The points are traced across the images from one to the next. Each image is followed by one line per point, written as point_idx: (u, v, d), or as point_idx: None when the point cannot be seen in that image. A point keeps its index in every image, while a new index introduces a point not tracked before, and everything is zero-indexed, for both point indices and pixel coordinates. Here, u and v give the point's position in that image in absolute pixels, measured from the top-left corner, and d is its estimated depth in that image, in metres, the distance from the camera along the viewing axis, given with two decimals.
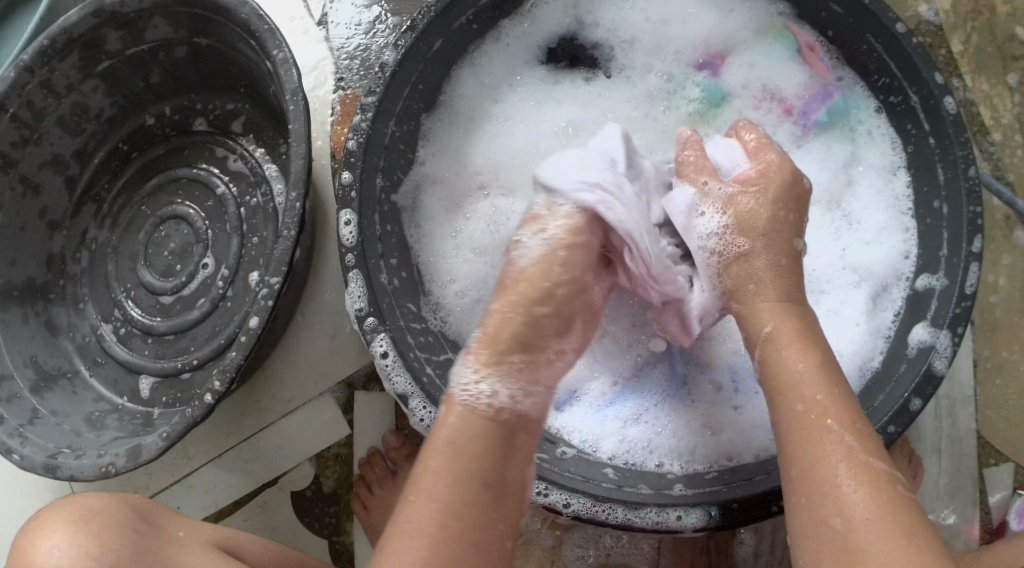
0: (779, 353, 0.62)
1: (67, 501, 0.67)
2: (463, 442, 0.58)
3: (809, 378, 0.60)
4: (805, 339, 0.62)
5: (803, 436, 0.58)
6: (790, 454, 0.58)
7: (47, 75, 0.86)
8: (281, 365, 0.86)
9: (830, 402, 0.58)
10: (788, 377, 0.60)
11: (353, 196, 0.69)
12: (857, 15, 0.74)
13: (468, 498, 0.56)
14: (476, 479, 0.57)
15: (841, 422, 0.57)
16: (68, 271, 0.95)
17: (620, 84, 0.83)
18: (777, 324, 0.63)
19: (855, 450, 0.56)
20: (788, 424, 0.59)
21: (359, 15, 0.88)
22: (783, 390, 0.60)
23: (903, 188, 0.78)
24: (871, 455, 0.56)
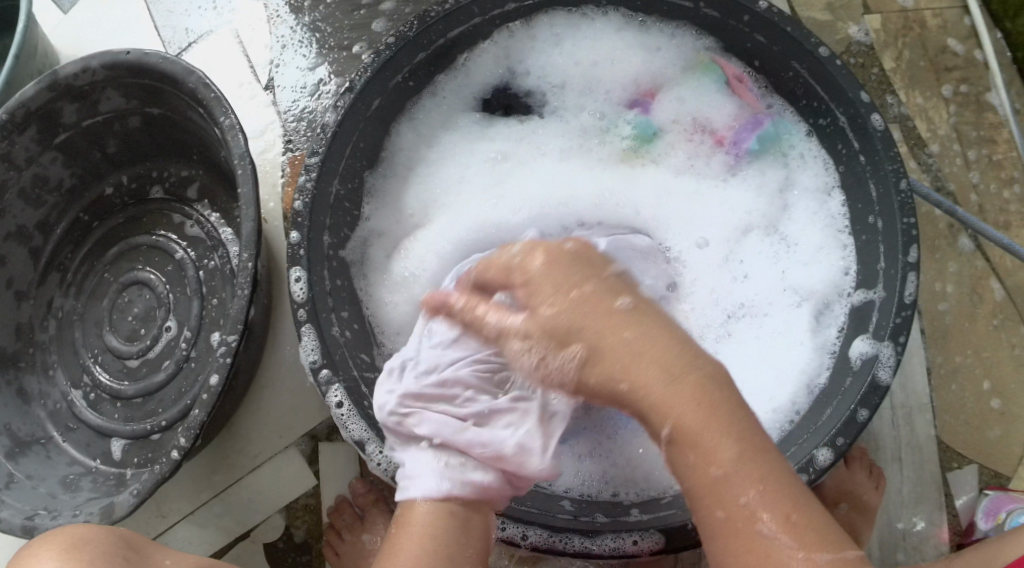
0: (688, 456, 0.56)
1: (58, 532, 0.66)
2: (427, 528, 0.62)
3: (735, 477, 0.55)
4: (715, 422, 0.56)
5: (738, 546, 0.55)
6: (723, 557, 0.56)
7: (7, 147, 0.87)
8: (247, 420, 0.88)
9: (762, 496, 0.55)
10: (706, 479, 0.56)
11: (302, 254, 0.71)
12: (781, 43, 0.78)
13: (439, 527, 0.62)
14: (445, 511, 0.63)
15: (777, 515, 0.55)
16: (37, 339, 0.97)
17: (555, 124, 0.87)
18: (675, 421, 0.56)
19: (795, 549, 0.54)
20: (723, 530, 0.56)
21: (303, 78, 0.92)
22: (704, 494, 0.56)
23: (838, 207, 0.80)
24: (813, 550, 0.54)
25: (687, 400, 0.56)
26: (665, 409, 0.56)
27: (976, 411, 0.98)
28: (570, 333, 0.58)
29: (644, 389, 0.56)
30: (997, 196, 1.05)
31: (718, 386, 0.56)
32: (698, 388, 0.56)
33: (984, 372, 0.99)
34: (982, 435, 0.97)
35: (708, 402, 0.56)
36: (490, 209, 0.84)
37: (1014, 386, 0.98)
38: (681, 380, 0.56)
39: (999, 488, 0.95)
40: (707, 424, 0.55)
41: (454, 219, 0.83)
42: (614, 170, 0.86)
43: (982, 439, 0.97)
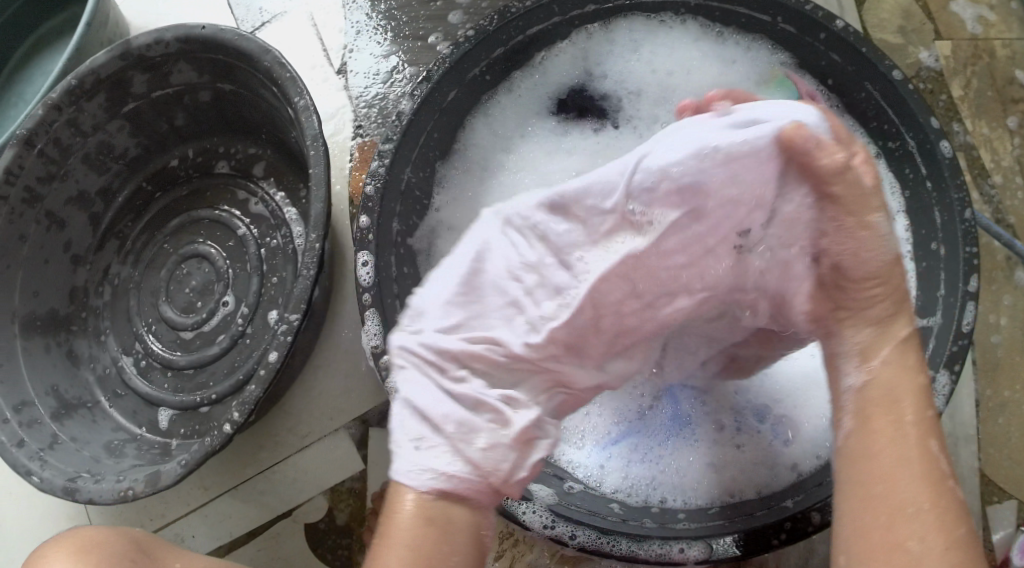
0: (895, 401, 0.63)
1: (71, 534, 0.66)
2: (413, 526, 0.59)
3: (916, 427, 0.61)
4: (914, 390, 0.63)
5: (884, 450, 0.61)
6: (866, 462, 0.61)
7: (74, 113, 0.89)
8: (298, 400, 0.89)
9: (924, 422, 0.62)
10: (883, 393, 0.63)
11: (371, 237, 0.72)
12: (856, 64, 0.77)
13: (419, 539, 0.59)
14: (422, 524, 0.59)
15: (936, 445, 0.61)
16: (90, 303, 0.98)
17: (627, 134, 0.85)
18: (914, 381, 0.64)
19: (938, 475, 0.60)
20: (884, 456, 0.61)
21: (377, 65, 0.93)
22: (879, 404, 0.63)
23: (903, 232, 0.79)
24: (949, 481, 0.60)
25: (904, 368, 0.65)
26: (894, 356, 0.65)
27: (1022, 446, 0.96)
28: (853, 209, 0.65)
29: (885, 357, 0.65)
30: None
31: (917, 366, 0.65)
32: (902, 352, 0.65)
33: None
34: None
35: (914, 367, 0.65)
36: None
37: None
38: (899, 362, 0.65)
39: None
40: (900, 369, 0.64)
41: None
42: None
43: None
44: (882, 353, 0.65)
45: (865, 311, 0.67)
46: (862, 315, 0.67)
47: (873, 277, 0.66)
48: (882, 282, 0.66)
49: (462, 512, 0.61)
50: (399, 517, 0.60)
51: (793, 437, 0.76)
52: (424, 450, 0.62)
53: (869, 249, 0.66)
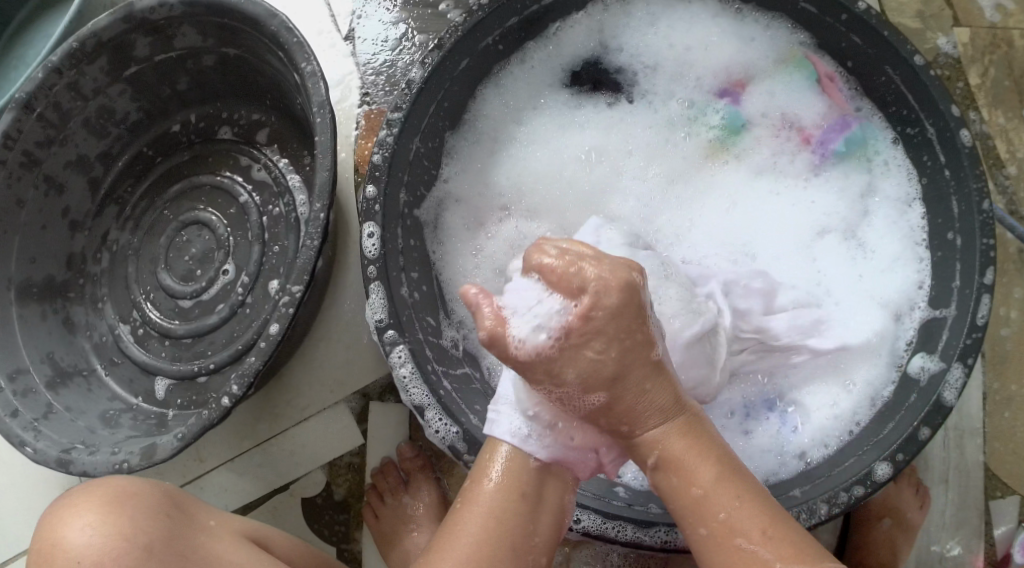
0: (671, 478, 0.62)
1: (98, 485, 0.66)
2: (504, 480, 0.63)
3: (711, 495, 0.61)
4: (695, 451, 0.62)
5: (721, 559, 0.60)
6: (708, 565, 0.61)
7: (75, 77, 0.87)
8: (297, 374, 0.88)
9: (738, 511, 0.60)
10: (691, 497, 0.61)
11: (377, 209, 0.70)
12: (876, 47, 0.75)
13: (508, 506, 0.62)
14: (518, 495, 0.63)
15: (755, 532, 0.59)
16: (88, 270, 0.97)
17: (642, 110, 0.84)
18: (661, 450, 0.62)
19: (776, 559, 0.58)
20: (705, 541, 0.61)
21: (386, 32, 0.91)
22: (690, 510, 0.61)
23: (918, 220, 0.78)
24: (795, 560, 0.58)
25: (675, 429, 0.62)
26: (664, 439, 0.62)
27: None
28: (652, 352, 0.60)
29: (641, 418, 0.62)
30: None
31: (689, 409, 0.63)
32: (681, 429, 0.62)
33: None
34: None
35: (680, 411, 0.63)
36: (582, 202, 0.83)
37: None
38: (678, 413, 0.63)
39: None
40: (693, 452, 0.62)
41: (541, 205, 0.82)
42: (700, 167, 0.84)
43: None
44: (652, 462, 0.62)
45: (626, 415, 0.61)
46: (641, 419, 0.62)
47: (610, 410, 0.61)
48: (619, 384, 0.60)
49: (557, 486, 0.64)
50: (494, 479, 0.63)
51: (801, 424, 0.76)
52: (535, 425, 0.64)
53: (637, 391, 0.61)
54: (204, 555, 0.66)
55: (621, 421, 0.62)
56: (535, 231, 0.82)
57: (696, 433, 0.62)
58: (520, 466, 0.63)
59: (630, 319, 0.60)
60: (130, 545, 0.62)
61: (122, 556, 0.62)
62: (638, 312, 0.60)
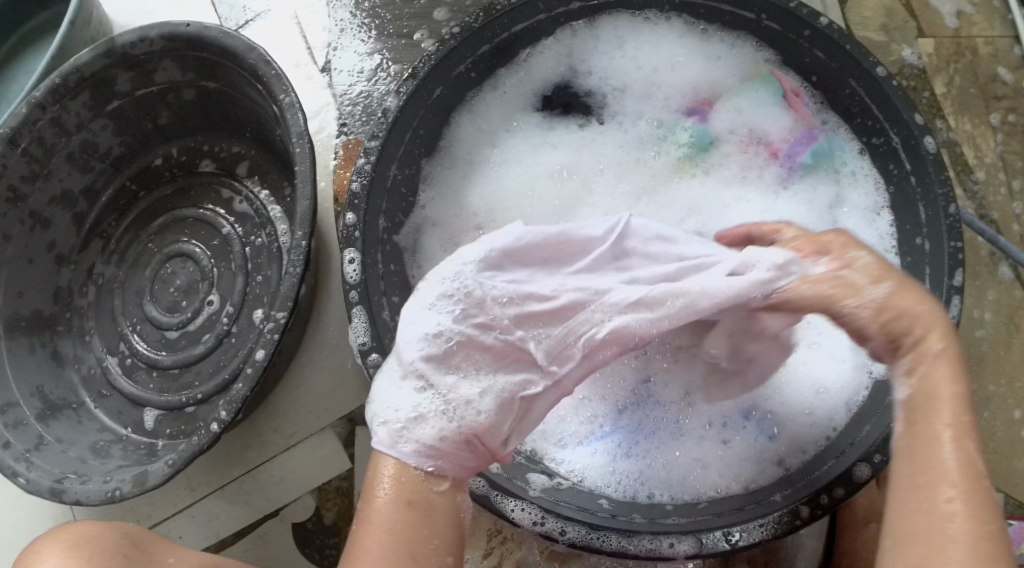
0: (942, 373, 0.59)
1: (64, 528, 0.68)
2: (393, 496, 0.61)
3: (946, 444, 0.56)
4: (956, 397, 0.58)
5: (921, 498, 0.55)
6: (902, 509, 0.56)
7: (58, 112, 0.88)
8: (283, 400, 0.89)
9: (960, 466, 0.55)
10: (927, 433, 0.57)
11: (357, 235, 0.72)
12: (839, 61, 0.78)
13: (401, 519, 0.60)
14: (405, 506, 0.61)
15: (963, 490, 0.55)
16: (75, 304, 0.97)
17: (613, 130, 0.86)
18: (936, 382, 0.58)
19: (974, 519, 0.54)
20: (921, 439, 0.57)
21: (361, 63, 0.93)
22: (916, 445, 0.57)
23: (887, 228, 0.80)
24: (986, 527, 0.54)
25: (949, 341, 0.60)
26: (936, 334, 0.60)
27: (1006, 439, 0.97)
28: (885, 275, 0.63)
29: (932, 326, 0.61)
30: None
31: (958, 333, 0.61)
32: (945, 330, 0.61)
33: (1017, 402, 0.98)
34: (1011, 465, 0.96)
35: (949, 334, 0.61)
36: (555, 220, 0.84)
37: None
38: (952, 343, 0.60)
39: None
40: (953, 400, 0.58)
41: (517, 225, 0.83)
42: (667, 183, 0.85)
43: (1010, 469, 0.96)
44: (924, 368, 0.60)
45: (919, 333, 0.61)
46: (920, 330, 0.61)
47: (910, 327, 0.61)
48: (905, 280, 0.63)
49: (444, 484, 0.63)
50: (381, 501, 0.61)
51: (778, 432, 0.77)
52: (414, 415, 0.64)
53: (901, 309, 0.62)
54: None
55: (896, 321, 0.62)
56: None
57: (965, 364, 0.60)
58: (408, 479, 0.62)
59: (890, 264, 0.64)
60: None
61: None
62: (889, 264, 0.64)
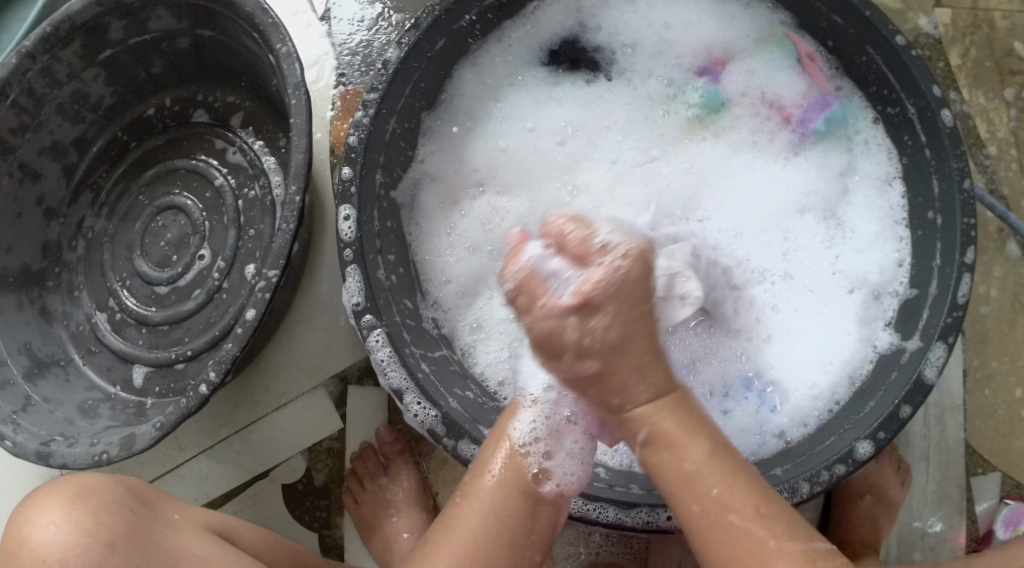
0: (661, 454, 0.62)
1: (65, 480, 0.65)
2: (506, 477, 0.65)
3: (703, 474, 0.61)
4: (688, 431, 0.63)
5: (710, 535, 0.61)
6: (705, 551, 0.61)
7: (48, 62, 0.85)
8: (276, 358, 0.87)
9: (727, 493, 0.61)
10: (679, 474, 0.62)
11: (353, 191, 0.70)
12: (857, 26, 0.75)
13: (507, 495, 0.65)
14: (521, 494, 0.65)
15: (746, 513, 0.60)
16: (64, 259, 0.95)
17: (621, 87, 0.84)
18: (651, 428, 0.62)
19: (765, 540, 0.59)
20: (692, 519, 0.61)
21: (362, 11, 0.90)
22: (679, 487, 0.62)
23: (898, 199, 0.78)
24: (785, 540, 0.60)
25: (659, 412, 0.63)
26: (649, 416, 0.63)
27: (1007, 417, 0.96)
28: (611, 352, 0.62)
29: (631, 399, 0.63)
30: None
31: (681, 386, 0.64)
32: (665, 408, 0.63)
33: (1019, 381, 0.96)
34: (1010, 443, 0.95)
35: (671, 395, 0.64)
36: (561, 178, 0.82)
37: None
38: (685, 406, 0.64)
39: (1020, 498, 0.93)
40: (682, 431, 0.62)
41: (521, 182, 0.82)
42: (676, 144, 0.83)
43: (1010, 448, 0.95)
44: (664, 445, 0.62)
45: (620, 403, 0.63)
46: (632, 395, 0.63)
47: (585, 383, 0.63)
48: (618, 351, 0.62)
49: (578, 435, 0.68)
50: (492, 482, 0.65)
51: (780, 405, 0.75)
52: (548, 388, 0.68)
53: (626, 332, 0.62)
54: (172, 549, 0.64)
55: (612, 393, 0.63)
56: (511, 210, 0.81)
57: (685, 408, 0.64)
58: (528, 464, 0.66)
59: (637, 292, 0.63)
60: (92, 542, 0.61)
61: (84, 552, 0.60)
62: (632, 301, 0.62)
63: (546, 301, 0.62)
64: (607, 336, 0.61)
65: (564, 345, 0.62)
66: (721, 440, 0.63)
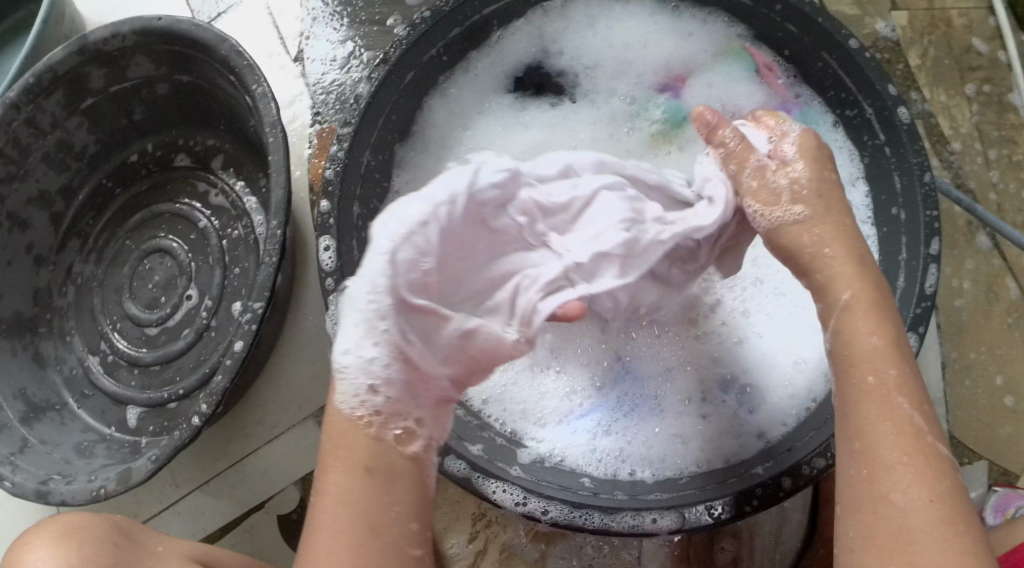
0: (856, 322, 0.63)
1: (55, 518, 0.67)
2: (342, 458, 0.59)
3: (885, 354, 0.61)
4: (880, 313, 0.63)
5: (871, 410, 0.60)
6: (859, 426, 0.60)
7: (32, 112, 0.87)
8: (266, 392, 0.89)
9: (903, 376, 0.61)
10: (862, 348, 0.62)
11: (332, 223, 0.72)
12: (811, 34, 0.78)
13: (354, 477, 0.59)
14: (363, 474, 0.59)
15: (912, 400, 0.60)
16: (55, 305, 0.97)
17: (586, 108, 0.86)
18: (854, 291, 0.64)
19: (923, 432, 0.59)
20: (857, 392, 0.61)
21: (334, 50, 0.93)
22: (855, 359, 0.62)
23: (862, 198, 0.80)
24: (937, 440, 0.59)
25: (859, 279, 0.65)
26: (845, 277, 0.65)
27: (988, 407, 0.98)
28: (805, 199, 0.67)
29: (840, 259, 0.65)
30: (1017, 195, 1.05)
31: (872, 264, 0.66)
32: (857, 274, 0.65)
33: (997, 368, 0.99)
34: (993, 431, 0.97)
35: (859, 262, 0.66)
36: None
37: None
38: (868, 270, 0.65)
39: (1007, 484, 0.95)
40: (874, 312, 0.63)
41: None
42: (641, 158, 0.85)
43: (993, 435, 0.97)
44: (852, 313, 0.63)
45: (828, 258, 0.66)
46: (829, 264, 0.65)
47: (805, 249, 0.67)
48: (826, 210, 0.67)
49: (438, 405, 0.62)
50: (339, 462, 0.60)
51: (758, 406, 0.77)
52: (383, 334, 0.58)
53: (824, 186, 0.68)
54: None
55: (811, 257, 0.66)
56: None
57: (884, 299, 0.64)
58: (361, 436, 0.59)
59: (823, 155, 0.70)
60: None
61: None
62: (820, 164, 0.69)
63: (749, 170, 0.69)
64: (810, 180, 0.68)
65: (778, 191, 0.68)
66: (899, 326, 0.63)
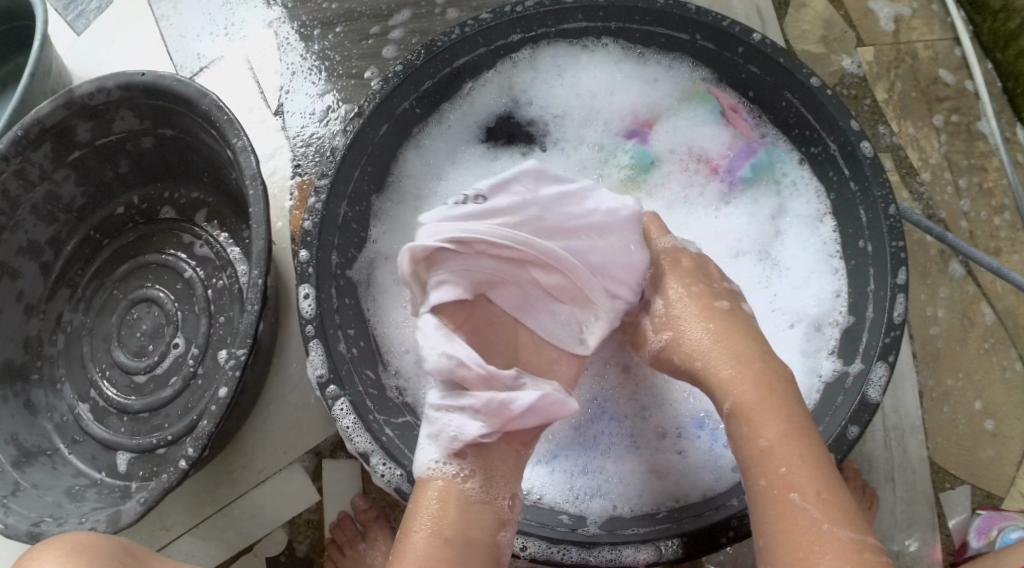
0: (741, 428, 0.67)
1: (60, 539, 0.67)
2: (436, 515, 0.66)
3: (774, 450, 0.65)
4: (772, 410, 0.67)
5: (774, 511, 0.63)
6: (763, 523, 0.64)
7: (22, 164, 0.89)
8: (251, 438, 0.90)
9: (794, 471, 0.64)
10: (755, 448, 0.66)
11: (311, 271, 0.74)
12: (775, 74, 0.80)
13: (438, 541, 0.65)
14: (444, 539, 0.65)
15: (808, 491, 0.63)
16: (45, 352, 0.98)
17: (555, 155, 0.89)
18: (734, 399, 0.68)
19: (821, 522, 0.62)
20: (754, 492, 0.65)
21: (313, 104, 0.97)
22: (752, 460, 0.66)
23: (830, 233, 0.82)
24: (838, 526, 0.61)
25: (734, 381, 0.69)
26: (723, 386, 0.69)
27: (968, 431, 0.99)
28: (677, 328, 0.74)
29: (712, 368, 0.71)
30: (987, 222, 1.07)
31: (754, 355, 0.70)
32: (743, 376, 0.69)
33: (975, 393, 1.00)
34: (974, 455, 0.99)
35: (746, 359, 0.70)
36: None
37: (1004, 406, 1.00)
38: (753, 363, 0.70)
39: (991, 508, 0.96)
40: (766, 406, 0.67)
41: None
42: None
43: (974, 459, 0.99)
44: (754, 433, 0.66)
45: (702, 371, 0.71)
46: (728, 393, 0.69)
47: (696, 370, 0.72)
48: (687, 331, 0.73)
49: (506, 462, 0.70)
50: (429, 519, 0.66)
51: None
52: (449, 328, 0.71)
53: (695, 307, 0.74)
54: None
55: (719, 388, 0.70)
56: None
57: (775, 394, 0.67)
58: (453, 494, 0.67)
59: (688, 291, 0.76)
60: None
61: None
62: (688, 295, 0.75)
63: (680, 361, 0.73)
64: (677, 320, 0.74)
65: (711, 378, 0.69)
66: (800, 419, 0.66)
